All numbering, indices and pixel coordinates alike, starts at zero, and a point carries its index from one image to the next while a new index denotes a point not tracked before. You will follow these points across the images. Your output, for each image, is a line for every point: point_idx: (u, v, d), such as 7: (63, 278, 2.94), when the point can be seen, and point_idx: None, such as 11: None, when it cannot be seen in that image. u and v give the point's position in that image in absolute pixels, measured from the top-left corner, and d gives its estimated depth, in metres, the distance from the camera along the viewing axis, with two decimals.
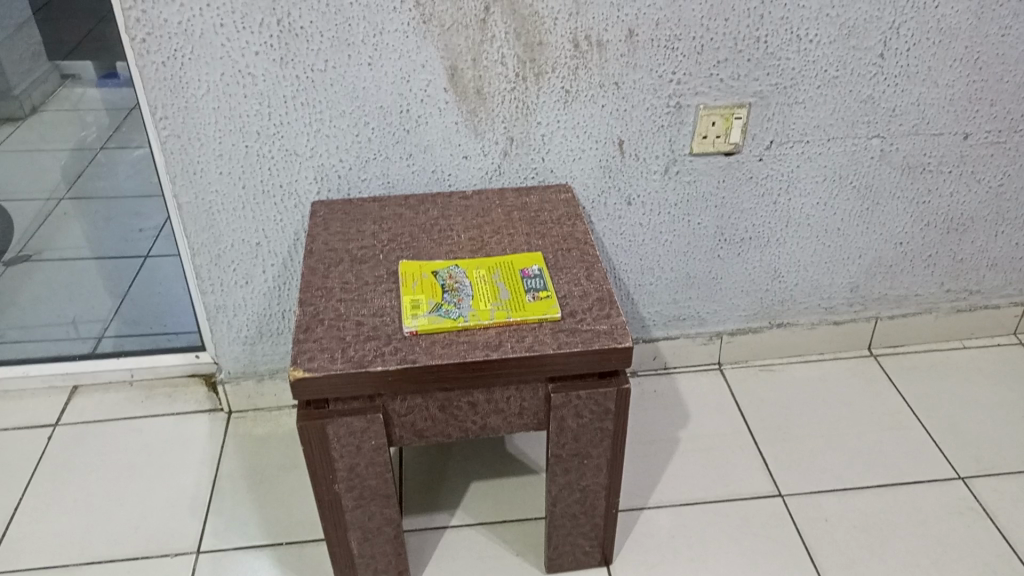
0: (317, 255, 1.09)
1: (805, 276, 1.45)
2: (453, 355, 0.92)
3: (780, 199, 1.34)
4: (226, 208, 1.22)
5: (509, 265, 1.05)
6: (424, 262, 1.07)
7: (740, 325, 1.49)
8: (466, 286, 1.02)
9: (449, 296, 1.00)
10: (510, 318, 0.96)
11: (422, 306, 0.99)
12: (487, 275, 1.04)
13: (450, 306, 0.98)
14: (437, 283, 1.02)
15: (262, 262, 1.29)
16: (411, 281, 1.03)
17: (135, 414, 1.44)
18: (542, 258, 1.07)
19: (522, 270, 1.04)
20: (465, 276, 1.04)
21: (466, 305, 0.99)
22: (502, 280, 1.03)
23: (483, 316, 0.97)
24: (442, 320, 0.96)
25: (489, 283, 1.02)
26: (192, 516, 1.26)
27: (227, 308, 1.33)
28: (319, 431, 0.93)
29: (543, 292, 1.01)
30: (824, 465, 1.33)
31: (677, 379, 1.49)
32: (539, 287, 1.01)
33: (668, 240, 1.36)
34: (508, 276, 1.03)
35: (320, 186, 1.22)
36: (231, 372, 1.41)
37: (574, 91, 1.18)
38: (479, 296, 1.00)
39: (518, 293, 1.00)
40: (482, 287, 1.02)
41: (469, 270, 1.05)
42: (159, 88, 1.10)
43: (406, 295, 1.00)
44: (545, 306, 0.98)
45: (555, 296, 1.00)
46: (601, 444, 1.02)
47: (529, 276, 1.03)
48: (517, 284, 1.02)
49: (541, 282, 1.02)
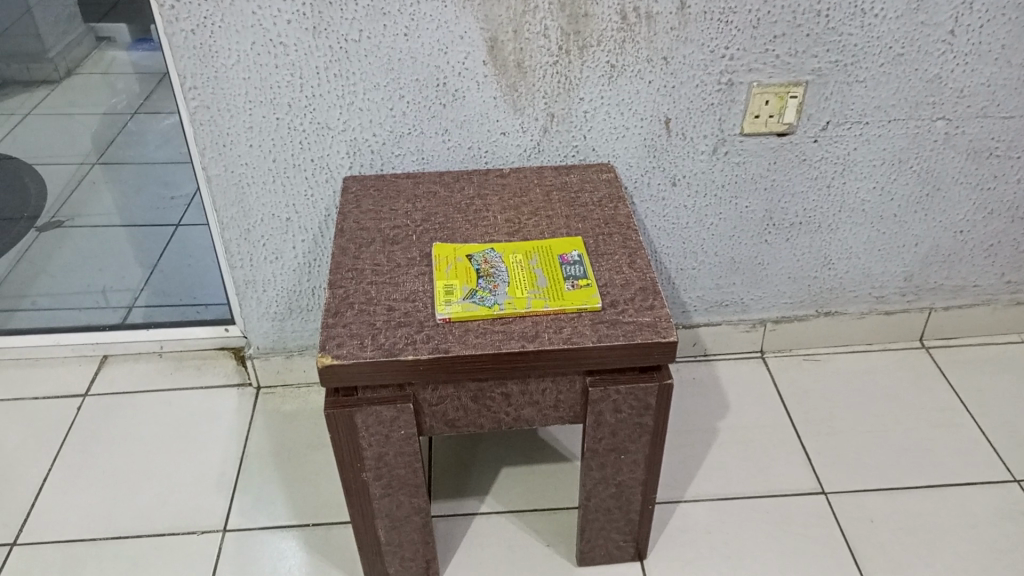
0: (347, 234, 1.05)
1: (857, 264, 1.38)
2: (488, 345, 0.88)
3: (834, 182, 1.27)
4: (256, 181, 1.19)
5: (548, 250, 1.01)
6: (459, 245, 1.02)
7: (785, 312, 1.43)
8: (502, 271, 0.97)
9: (484, 282, 0.96)
10: (548, 308, 0.92)
11: (456, 292, 0.94)
12: (524, 260, 0.99)
13: (486, 293, 0.94)
14: (472, 267, 0.98)
15: (292, 237, 1.25)
16: (444, 265, 0.99)
17: (164, 386, 1.43)
18: (583, 243, 1.02)
19: (561, 256, 0.99)
20: (501, 260, 0.99)
21: (502, 292, 0.94)
22: (540, 266, 0.98)
23: (519, 305, 0.92)
24: (477, 309, 0.92)
25: (526, 269, 0.98)
26: (219, 494, 1.24)
27: (256, 283, 1.30)
28: (347, 420, 0.90)
29: (583, 281, 0.96)
30: (869, 462, 1.27)
31: (717, 367, 1.44)
32: (578, 276, 0.96)
33: (714, 223, 1.30)
34: (546, 262, 0.99)
35: (353, 161, 1.18)
36: (260, 348, 1.38)
37: (619, 65, 1.12)
38: (515, 283, 0.96)
39: (556, 281, 0.96)
40: (519, 274, 0.97)
41: (505, 254, 1.00)
42: (189, 57, 1.06)
43: (439, 280, 0.96)
44: (585, 296, 0.93)
45: (595, 285, 0.96)
46: (639, 440, 0.98)
47: (568, 262, 0.98)
48: (556, 271, 0.97)
49: (581, 270, 0.97)
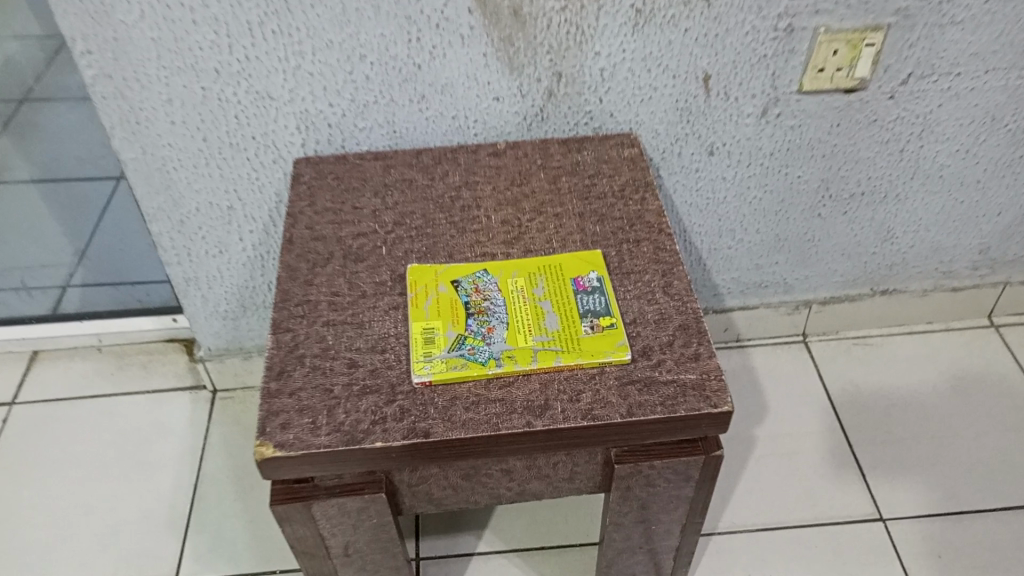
0: (297, 247, 0.81)
1: (925, 237, 1.14)
2: (482, 423, 0.66)
3: (909, 146, 1.02)
4: (184, 164, 0.94)
5: (557, 272, 0.78)
6: (442, 264, 0.79)
7: (834, 292, 1.21)
8: (499, 306, 0.75)
9: (475, 324, 0.73)
10: (560, 362, 0.70)
11: (438, 339, 0.72)
12: (526, 287, 0.76)
13: (478, 341, 0.72)
14: (459, 301, 0.75)
15: (238, 228, 1.01)
16: (422, 296, 0.76)
17: (104, 390, 1.21)
18: (602, 258, 0.79)
19: (575, 281, 0.77)
20: (497, 288, 0.76)
21: (499, 339, 0.72)
22: (547, 298, 0.75)
23: (522, 358, 0.70)
24: (466, 366, 0.69)
25: (529, 301, 0.75)
26: (170, 531, 1.06)
27: (199, 280, 1.07)
28: (303, 514, 0.70)
29: (605, 318, 0.73)
30: (933, 478, 1.09)
31: (751, 356, 1.24)
32: (598, 310, 0.74)
33: (757, 197, 1.05)
34: (555, 291, 0.76)
35: (306, 137, 0.93)
36: (213, 349, 1.16)
37: (647, 10, 0.85)
38: (515, 323, 0.73)
39: (570, 319, 0.73)
40: (521, 309, 0.74)
41: (501, 280, 0.77)
42: (74, 13, 0.79)
43: (416, 320, 0.74)
44: (608, 342, 0.71)
45: (621, 323, 0.73)
46: (674, 510, 0.78)
47: (584, 291, 0.76)
48: (569, 304, 0.75)
49: (601, 301, 0.75)
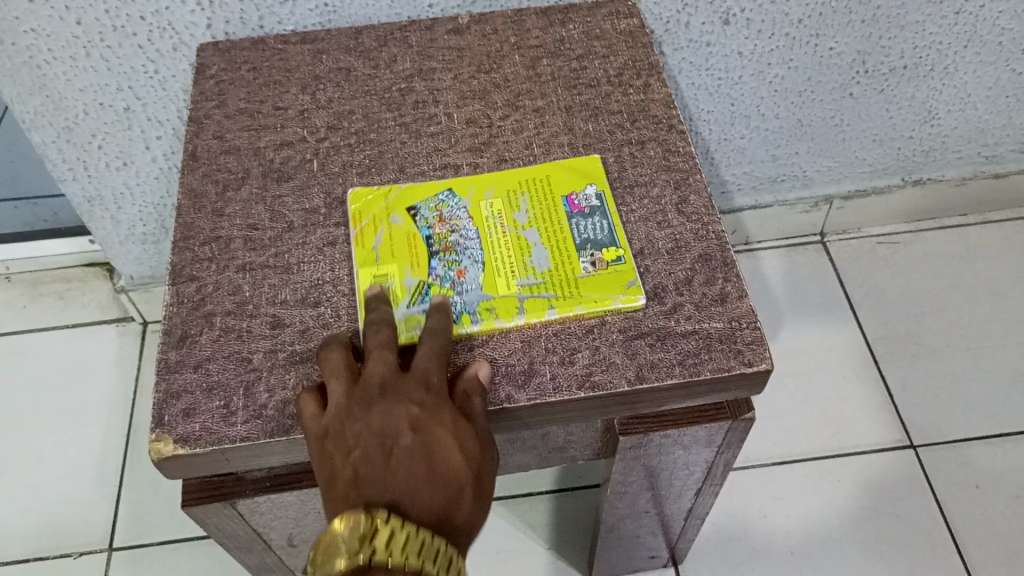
0: (203, 164, 0.63)
1: (971, 117, 0.97)
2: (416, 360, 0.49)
3: (967, 5, 0.83)
4: (58, 56, 0.73)
5: (543, 189, 0.60)
6: (392, 185, 0.61)
7: (860, 185, 1.04)
8: (470, 239, 0.57)
9: (440, 267, 0.56)
10: (554, 314, 0.53)
11: (394, 290, 0.55)
12: (505, 212, 0.59)
13: (445, 291, 0.55)
14: (419, 236, 0.58)
15: (141, 134, 0.82)
16: (370, 232, 0.58)
17: (15, 327, 1.04)
18: (600, 166, 0.61)
19: (567, 200, 0.59)
20: (467, 215, 0.59)
21: (473, 286, 0.55)
22: (533, 225, 0.58)
23: (504, 310, 0.54)
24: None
25: (508, 232, 0.58)
26: (101, 492, 0.92)
27: (104, 198, 0.88)
28: (226, 513, 0.55)
29: (609, 249, 0.56)
30: (971, 396, 0.96)
31: (762, 261, 1.09)
32: (599, 239, 0.57)
33: (779, 74, 0.87)
34: (543, 215, 0.59)
35: (211, 15, 0.72)
36: (136, 278, 0.99)
37: None
38: (494, 263, 0.56)
39: (565, 254, 0.56)
40: (500, 243, 0.57)
41: (472, 202, 0.60)
42: None
43: (363, 265, 0.56)
44: (615, 282, 0.55)
45: (630, 254, 0.56)
46: (689, 475, 0.64)
47: (579, 215, 0.58)
48: (561, 234, 0.58)
49: (603, 225, 0.58)
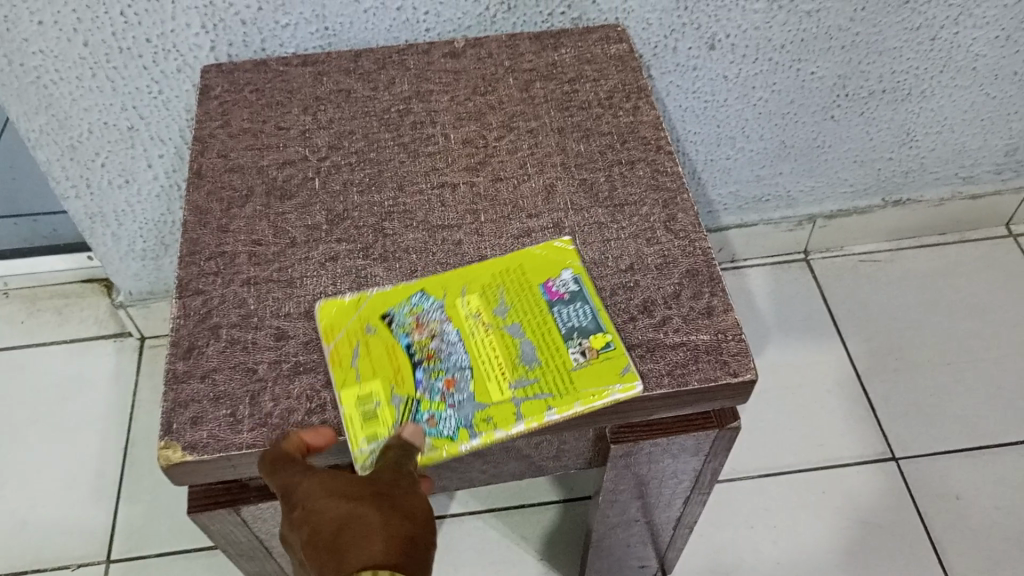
0: (208, 182, 0.65)
1: (948, 139, 1.00)
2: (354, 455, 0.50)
3: (942, 33, 0.86)
4: (64, 76, 0.75)
5: (519, 278, 0.58)
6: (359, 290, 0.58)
7: (842, 204, 1.07)
8: (453, 344, 0.56)
9: (427, 379, 0.54)
10: (554, 415, 0.52)
11: (382, 411, 0.52)
12: (484, 309, 0.57)
13: (436, 405, 0.53)
14: (399, 346, 0.55)
15: (144, 153, 0.84)
16: (346, 346, 0.55)
17: (12, 342, 1.05)
18: (573, 247, 0.60)
19: (545, 288, 0.58)
20: (445, 316, 0.57)
21: (464, 396, 0.53)
22: (516, 321, 0.56)
23: (501, 420, 0.52)
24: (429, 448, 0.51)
25: (491, 330, 0.56)
26: (98, 505, 0.93)
27: (106, 215, 0.89)
28: (230, 521, 0.56)
29: (597, 335, 0.55)
30: (951, 409, 0.98)
31: (748, 278, 1.11)
32: (585, 326, 0.55)
33: (763, 98, 0.90)
34: (523, 307, 0.57)
35: (214, 38, 0.74)
36: (134, 294, 1.00)
37: None
38: (482, 368, 0.54)
39: (553, 348, 0.55)
40: (485, 344, 0.55)
41: (448, 302, 0.57)
42: None
43: (344, 385, 0.53)
44: (609, 371, 0.53)
45: (618, 337, 0.55)
46: (678, 484, 0.66)
47: (561, 304, 0.57)
48: (545, 325, 0.56)
49: (584, 310, 0.56)
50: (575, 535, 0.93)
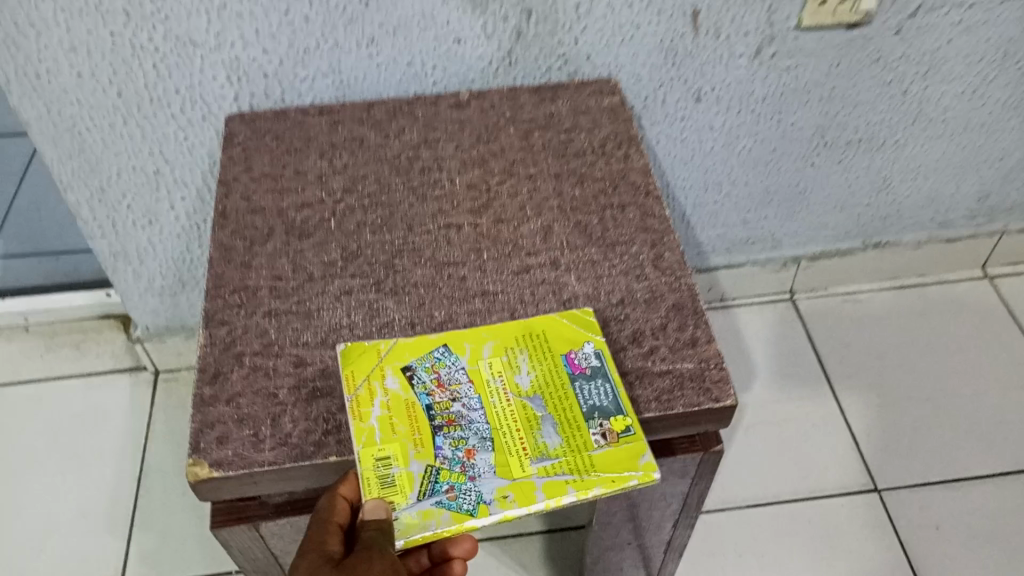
0: (232, 222, 0.70)
1: (923, 185, 1.06)
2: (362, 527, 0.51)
3: (912, 87, 0.93)
4: (97, 124, 0.81)
5: (543, 347, 0.61)
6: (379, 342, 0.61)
7: (825, 246, 1.13)
8: (475, 412, 0.57)
9: (447, 447, 0.56)
10: (573, 498, 0.53)
11: (399, 480, 0.54)
12: (506, 374, 0.59)
13: (455, 477, 0.54)
14: (420, 411, 0.57)
15: (167, 195, 0.89)
16: (368, 400, 0.57)
17: (32, 374, 1.10)
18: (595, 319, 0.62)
19: (568, 360, 0.59)
20: (468, 380, 0.59)
21: (484, 471, 0.54)
22: (537, 393, 0.58)
23: (521, 499, 0.53)
24: (448, 523, 0.51)
25: (513, 400, 0.58)
26: (113, 532, 0.96)
27: (129, 253, 0.95)
28: (249, 536, 0.61)
29: (618, 419, 0.56)
30: (931, 442, 1.03)
31: (737, 316, 1.17)
32: (606, 407, 0.57)
33: (747, 146, 0.96)
34: (546, 379, 0.59)
35: (238, 89, 0.80)
36: (151, 328, 1.05)
37: None
38: (504, 442, 0.56)
39: (575, 427, 0.56)
40: (506, 415, 0.57)
41: (471, 365, 0.60)
42: None
43: (364, 445, 0.55)
44: (630, 458, 0.54)
45: (638, 424, 0.56)
46: (668, 507, 0.70)
47: (582, 379, 0.58)
48: (567, 401, 0.58)
49: (604, 388, 0.58)
50: (571, 562, 0.96)
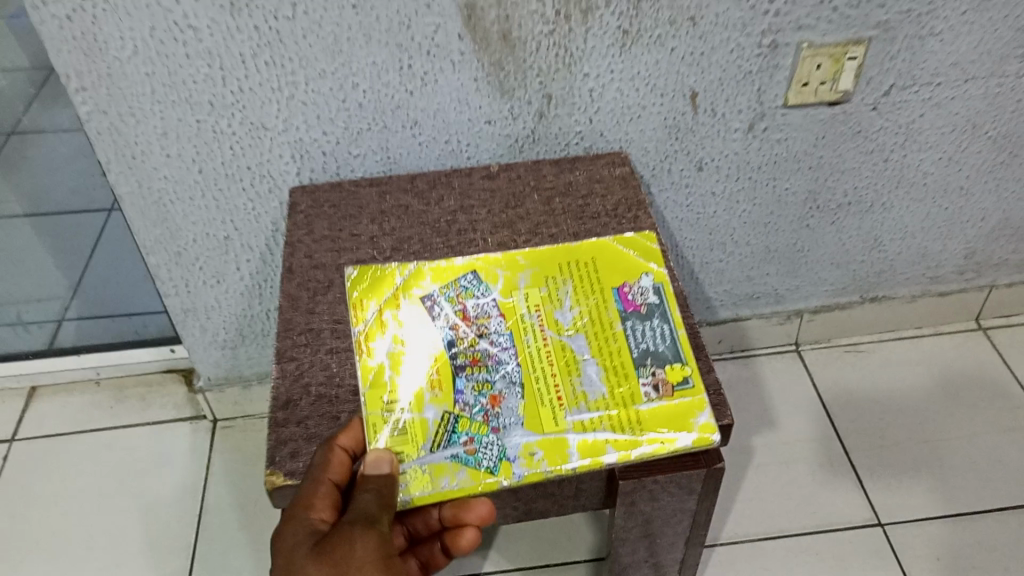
0: (297, 276, 0.82)
1: (911, 244, 1.16)
2: (364, 487, 0.61)
3: (893, 155, 1.04)
4: (180, 197, 0.94)
5: (597, 295, 0.76)
6: (410, 279, 0.78)
7: (825, 301, 1.23)
8: (516, 354, 0.72)
9: (472, 395, 0.69)
10: (611, 457, 0.65)
11: (413, 426, 0.67)
12: (548, 314, 0.74)
13: (478, 428, 0.67)
14: (446, 352, 0.72)
15: (235, 258, 1.02)
16: (377, 331, 0.74)
17: (103, 424, 1.21)
18: (661, 270, 0.78)
19: (625, 306, 0.74)
20: (506, 320, 0.74)
21: (512, 424, 0.67)
22: (580, 332, 0.73)
23: (559, 456, 0.65)
24: (463, 479, 0.64)
25: (554, 339, 0.72)
26: (176, 564, 1.06)
27: (198, 310, 1.07)
28: None
29: (675, 369, 0.70)
30: (931, 481, 1.10)
31: (746, 367, 1.26)
32: (666, 355, 0.71)
33: (746, 210, 1.07)
34: (594, 327, 0.73)
35: (300, 166, 0.94)
36: (212, 380, 1.17)
37: (634, 32, 0.86)
38: (540, 389, 0.69)
39: (625, 375, 0.70)
40: (549, 352, 0.72)
41: (523, 309, 0.75)
42: (69, 50, 0.79)
43: (372, 389, 0.70)
44: (685, 416, 0.67)
45: (698, 378, 0.70)
46: (679, 524, 0.79)
47: (635, 330, 0.73)
48: (619, 352, 0.71)
49: (666, 332, 0.72)
50: None
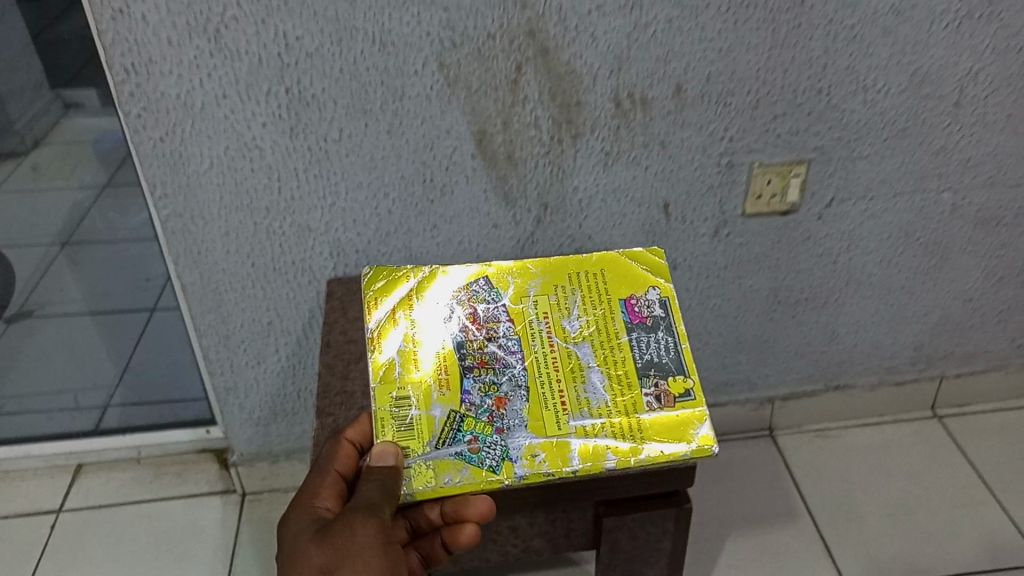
0: (334, 348, 0.98)
1: (864, 337, 1.32)
2: (370, 476, 0.74)
3: (840, 258, 1.22)
4: (234, 287, 1.11)
5: (608, 310, 0.91)
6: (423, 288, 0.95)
7: (793, 389, 1.38)
8: (525, 364, 0.86)
9: (482, 398, 0.83)
10: (610, 464, 0.77)
11: (420, 422, 0.81)
12: (556, 324, 0.90)
13: (483, 430, 0.80)
14: (455, 354, 0.87)
15: (274, 341, 1.18)
16: (388, 329, 0.90)
17: (142, 498, 1.34)
18: (670, 288, 0.93)
19: (635, 319, 0.89)
20: (518, 329, 0.90)
21: (514, 428, 0.81)
22: (587, 339, 0.88)
23: (562, 458, 0.78)
24: (466, 475, 0.76)
25: (562, 346, 0.88)
26: None
27: (238, 389, 1.22)
28: None
29: (678, 380, 0.84)
30: (893, 551, 1.22)
31: (725, 450, 1.39)
32: (673, 370, 0.85)
33: (717, 304, 1.24)
34: (602, 339, 0.88)
35: (337, 261, 1.11)
36: (244, 455, 1.31)
37: (615, 153, 1.06)
38: (543, 395, 0.83)
39: (631, 386, 0.84)
40: (560, 358, 0.87)
41: (535, 318, 0.91)
42: (158, 165, 0.99)
43: (383, 385, 0.84)
44: (683, 431, 0.80)
45: (699, 392, 0.83)
46: (658, 564, 0.90)
47: (640, 343, 0.87)
48: (628, 362, 0.86)
49: (671, 344, 0.87)
50: None
